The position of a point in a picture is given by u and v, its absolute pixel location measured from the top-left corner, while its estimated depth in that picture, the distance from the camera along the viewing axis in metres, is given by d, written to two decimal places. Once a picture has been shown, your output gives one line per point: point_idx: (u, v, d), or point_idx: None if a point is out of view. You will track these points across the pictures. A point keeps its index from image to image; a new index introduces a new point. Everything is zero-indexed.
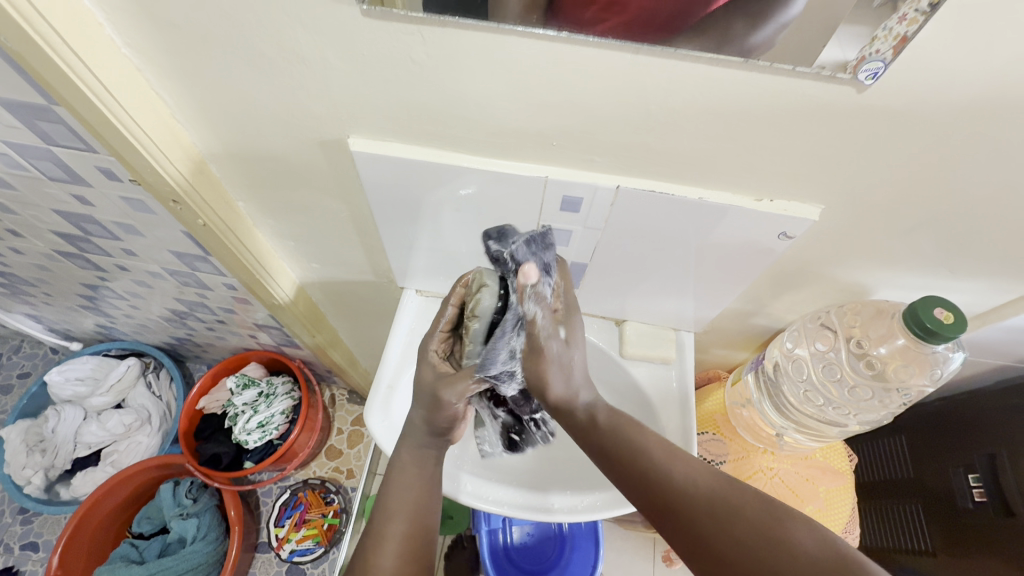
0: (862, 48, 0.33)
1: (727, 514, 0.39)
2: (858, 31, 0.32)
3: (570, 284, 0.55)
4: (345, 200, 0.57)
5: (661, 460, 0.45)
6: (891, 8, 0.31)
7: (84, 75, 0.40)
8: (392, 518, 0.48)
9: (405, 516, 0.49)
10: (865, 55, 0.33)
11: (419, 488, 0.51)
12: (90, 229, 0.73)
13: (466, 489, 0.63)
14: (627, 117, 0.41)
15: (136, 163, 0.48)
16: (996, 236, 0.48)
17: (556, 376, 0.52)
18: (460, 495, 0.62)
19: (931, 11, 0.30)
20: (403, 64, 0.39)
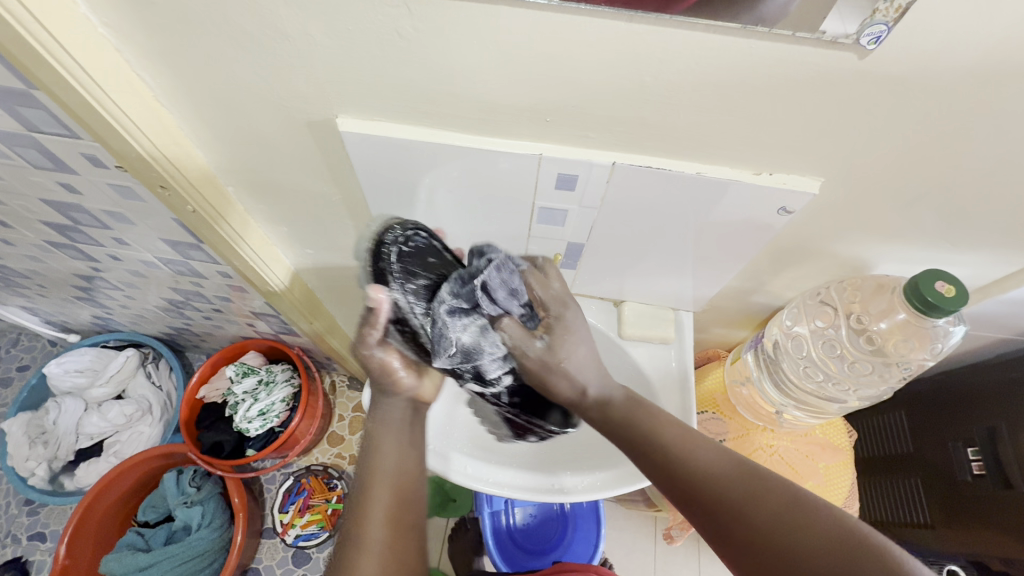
0: (862, 20, 0.32)
1: (749, 504, 0.39)
2: (858, 3, 0.31)
3: (553, 275, 0.54)
4: (337, 183, 0.56)
5: (674, 445, 0.45)
6: None
7: (59, 55, 0.39)
8: (380, 489, 0.45)
9: (393, 487, 0.45)
10: (865, 25, 0.32)
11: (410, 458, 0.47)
12: (79, 218, 0.72)
13: (458, 468, 0.64)
14: (622, 91, 0.40)
15: (119, 147, 0.47)
16: (999, 206, 0.47)
17: (558, 379, 0.52)
18: (450, 473, 0.63)
19: None
20: (389, 38, 0.38)
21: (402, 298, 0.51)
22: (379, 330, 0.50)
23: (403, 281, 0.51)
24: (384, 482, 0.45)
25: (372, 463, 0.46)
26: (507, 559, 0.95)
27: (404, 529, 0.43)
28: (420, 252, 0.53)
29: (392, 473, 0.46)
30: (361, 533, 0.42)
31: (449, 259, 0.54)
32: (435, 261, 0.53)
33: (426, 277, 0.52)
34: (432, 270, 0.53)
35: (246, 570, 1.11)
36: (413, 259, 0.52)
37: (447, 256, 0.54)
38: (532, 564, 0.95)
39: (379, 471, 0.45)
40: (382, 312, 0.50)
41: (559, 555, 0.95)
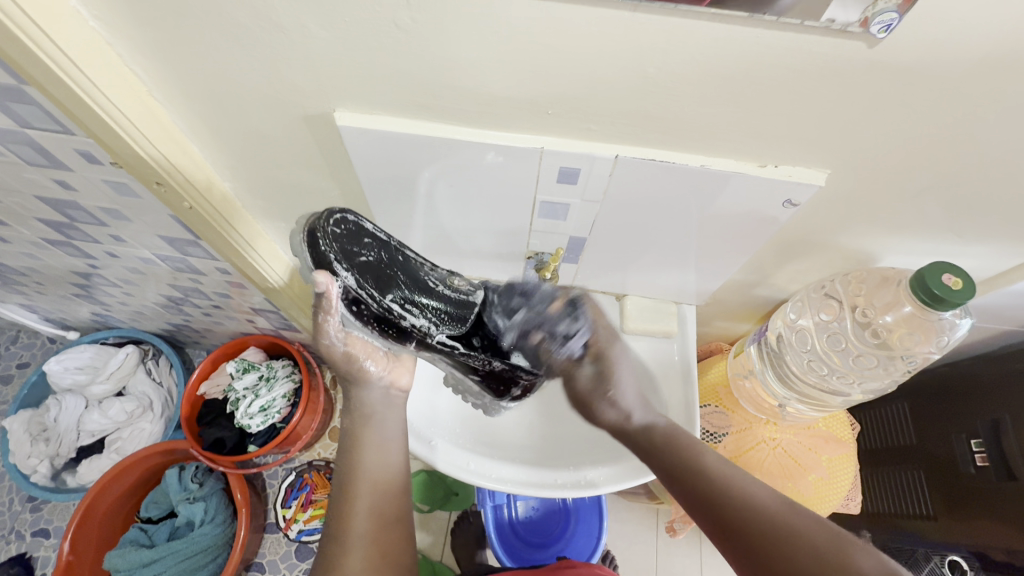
0: (865, 9, 0.31)
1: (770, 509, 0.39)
2: None
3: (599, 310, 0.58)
4: (335, 178, 0.55)
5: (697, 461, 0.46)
6: None
7: (48, 48, 0.38)
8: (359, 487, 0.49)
9: (367, 484, 0.49)
10: (870, 13, 0.31)
11: (382, 455, 0.51)
12: (75, 215, 0.71)
13: (451, 460, 0.64)
14: (626, 82, 0.39)
15: (111, 142, 0.46)
16: (1007, 198, 0.46)
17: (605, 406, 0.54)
18: (438, 463, 0.63)
19: None
20: (387, 29, 0.37)
21: (349, 278, 0.48)
22: (334, 316, 0.51)
23: (348, 263, 0.48)
24: (359, 479, 0.49)
25: (347, 465, 0.50)
26: (509, 552, 0.95)
27: (381, 519, 0.48)
28: (354, 233, 0.50)
29: (366, 470, 0.50)
30: (342, 529, 0.47)
31: (384, 240, 0.53)
32: (371, 240, 0.51)
33: (369, 255, 0.50)
34: (371, 248, 0.51)
35: (250, 564, 1.12)
36: (354, 240, 0.49)
37: (383, 235, 0.53)
38: (535, 556, 0.95)
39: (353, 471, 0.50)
40: (332, 296, 0.48)
41: (562, 547, 0.96)
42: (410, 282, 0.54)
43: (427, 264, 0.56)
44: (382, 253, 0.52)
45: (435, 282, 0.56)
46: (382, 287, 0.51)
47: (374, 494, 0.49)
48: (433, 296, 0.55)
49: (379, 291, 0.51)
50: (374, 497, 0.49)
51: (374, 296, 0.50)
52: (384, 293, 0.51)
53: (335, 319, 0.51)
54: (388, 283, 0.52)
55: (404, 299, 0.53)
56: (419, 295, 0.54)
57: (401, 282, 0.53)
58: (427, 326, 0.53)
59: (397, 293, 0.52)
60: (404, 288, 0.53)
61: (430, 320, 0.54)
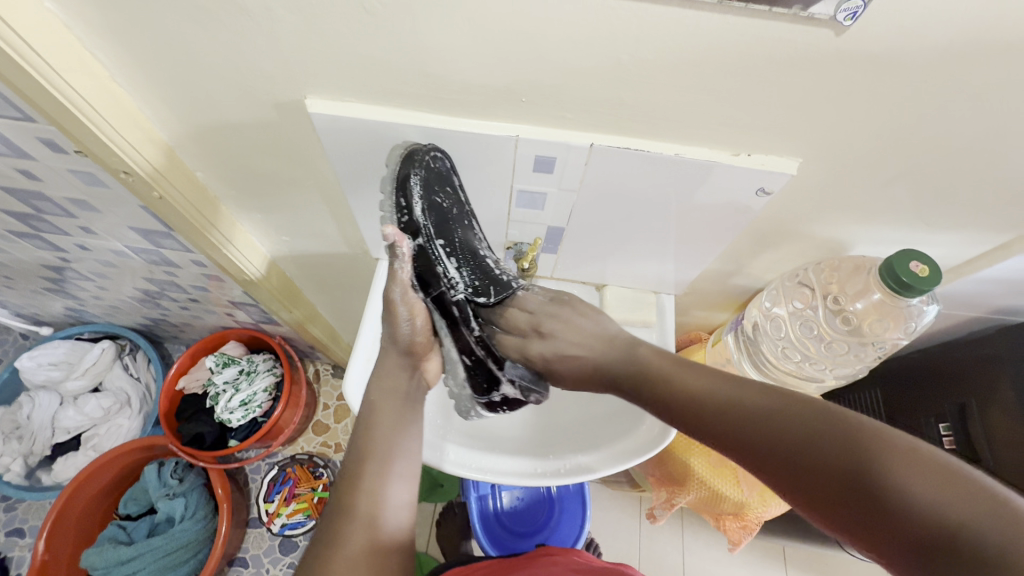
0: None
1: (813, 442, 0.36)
2: None
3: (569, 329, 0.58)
4: (310, 167, 0.54)
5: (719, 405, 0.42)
6: None
7: (9, 37, 0.37)
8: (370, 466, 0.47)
9: (380, 464, 0.47)
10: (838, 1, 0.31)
11: (397, 437, 0.50)
12: (42, 207, 0.69)
13: (452, 458, 0.62)
14: (600, 69, 0.39)
15: (77, 132, 0.45)
16: (970, 186, 0.48)
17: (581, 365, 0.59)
18: (444, 464, 0.61)
19: None
20: (355, 13, 0.36)
21: (416, 207, 0.52)
22: (406, 266, 0.54)
23: (421, 198, 0.52)
24: (374, 458, 0.48)
25: (368, 442, 0.49)
26: (494, 542, 0.95)
27: (389, 504, 0.46)
28: (439, 172, 0.49)
29: (380, 451, 0.48)
30: (352, 502, 0.45)
31: (461, 199, 0.53)
32: (453, 191, 0.52)
33: (443, 200, 0.52)
34: (450, 196, 0.52)
35: (233, 559, 1.11)
36: (439, 184, 0.51)
37: (463, 195, 0.53)
38: (518, 545, 0.96)
39: (368, 448, 0.48)
40: (404, 244, 0.52)
41: (545, 537, 0.96)
42: (463, 239, 0.56)
43: (483, 235, 0.58)
44: (455, 206, 0.54)
45: (485, 250, 0.58)
46: (439, 227, 0.54)
47: (385, 477, 0.47)
48: (477, 262, 0.57)
49: (435, 232, 0.54)
50: (385, 480, 0.47)
51: (428, 233, 0.54)
52: (439, 235, 0.55)
53: (408, 269, 0.54)
54: (445, 230, 0.55)
55: (452, 250, 0.55)
56: (463, 254, 0.56)
57: (456, 236, 0.55)
58: (455, 279, 0.56)
59: (448, 243, 0.55)
60: (456, 239, 0.55)
61: (462, 279, 0.57)
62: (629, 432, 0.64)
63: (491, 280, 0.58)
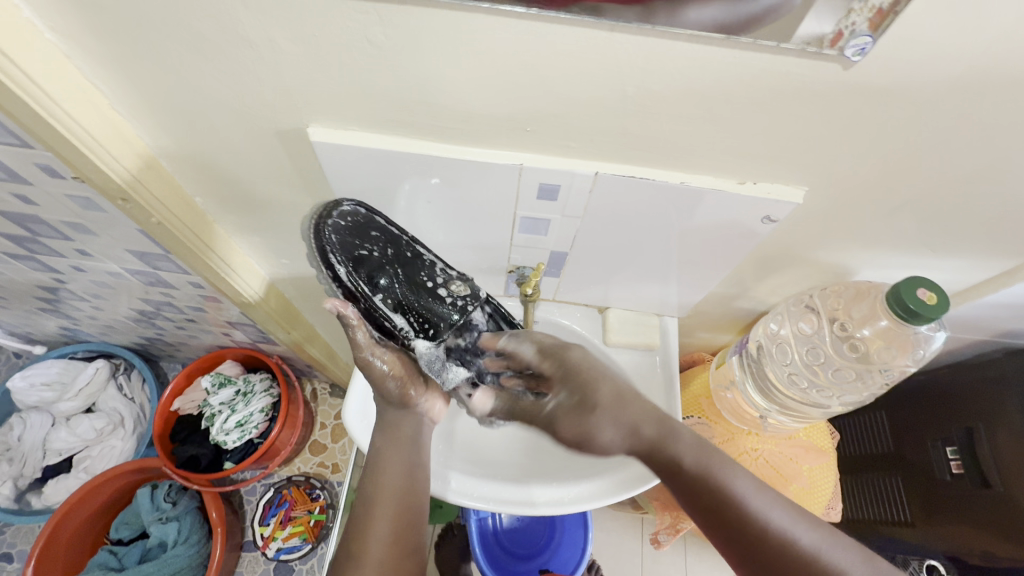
0: (839, 21, 0.31)
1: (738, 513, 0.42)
2: (835, 2, 0.30)
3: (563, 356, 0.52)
4: (310, 194, 0.54)
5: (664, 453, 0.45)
6: None
7: (7, 68, 0.36)
8: (381, 509, 0.46)
9: (391, 506, 0.46)
10: (844, 28, 0.31)
11: (409, 479, 0.49)
12: (38, 230, 0.68)
13: (455, 487, 0.62)
14: (606, 101, 0.39)
15: (75, 160, 0.45)
16: (977, 214, 0.47)
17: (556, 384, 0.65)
18: (448, 495, 0.61)
19: None
20: (359, 45, 0.36)
21: (341, 267, 0.50)
22: (359, 329, 0.49)
23: (344, 256, 0.50)
24: (382, 500, 0.46)
25: (375, 484, 0.48)
26: (494, 566, 0.93)
27: (401, 549, 0.45)
28: (362, 225, 0.52)
29: (391, 489, 0.48)
30: (359, 549, 0.44)
31: (396, 235, 0.53)
32: (379, 234, 0.52)
33: (370, 249, 0.52)
34: (378, 243, 0.52)
35: None
36: (363, 235, 0.51)
37: (394, 230, 0.53)
38: (518, 569, 0.94)
39: (376, 490, 0.47)
40: (348, 309, 0.48)
41: (546, 559, 0.94)
42: (406, 281, 0.53)
43: (439, 264, 0.55)
44: (387, 250, 0.53)
45: (434, 280, 0.54)
46: (371, 280, 0.51)
47: (396, 520, 0.46)
48: (428, 300, 0.53)
49: (371, 285, 0.51)
50: (396, 523, 0.46)
51: (365, 291, 0.50)
52: (374, 290, 0.51)
53: (364, 330, 0.50)
54: (384, 280, 0.52)
55: (393, 300, 0.52)
56: (407, 298, 0.53)
57: (397, 279, 0.53)
58: (407, 328, 0.53)
59: (387, 294, 0.52)
60: (397, 286, 0.53)
61: (412, 324, 0.53)
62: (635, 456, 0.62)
63: (443, 318, 0.54)
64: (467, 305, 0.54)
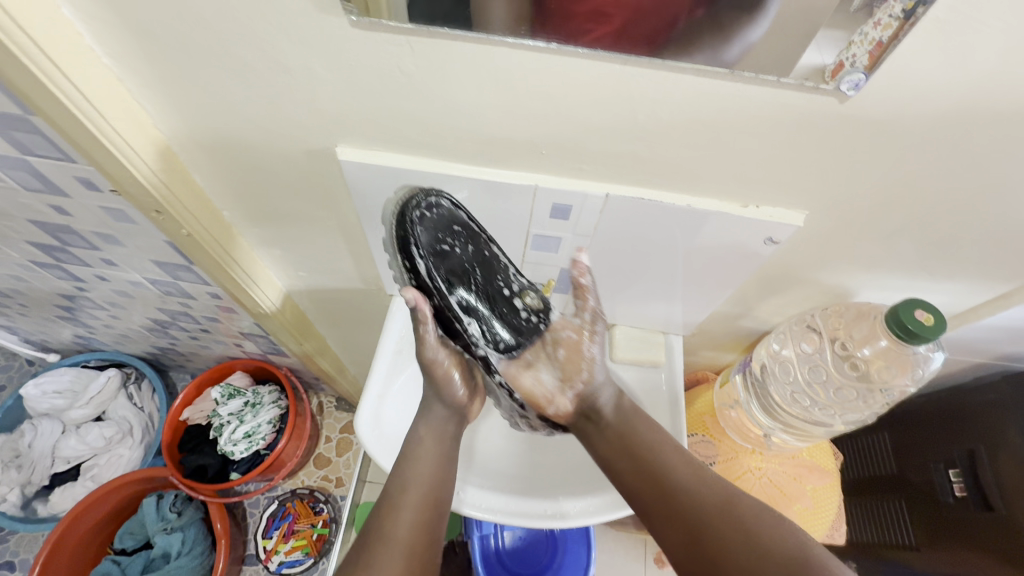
0: (840, 52, 0.34)
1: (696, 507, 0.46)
2: (836, 35, 0.33)
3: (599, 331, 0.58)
4: (333, 210, 0.56)
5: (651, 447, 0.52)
6: (868, 13, 0.31)
7: (66, 89, 0.39)
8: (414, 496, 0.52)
9: (421, 495, 0.52)
10: (844, 59, 0.34)
11: (440, 472, 0.55)
12: (68, 239, 0.71)
13: (471, 501, 0.63)
14: (618, 127, 0.41)
15: (116, 174, 0.47)
16: (970, 239, 0.49)
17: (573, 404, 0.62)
18: (463, 508, 0.62)
19: (905, 16, 0.31)
20: (390, 74, 0.39)
21: (421, 266, 0.52)
22: (429, 326, 0.55)
23: (428, 252, 0.51)
24: (416, 488, 0.52)
25: (409, 470, 0.54)
26: None
27: (426, 535, 0.50)
28: (446, 219, 0.50)
29: (424, 484, 0.53)
30: (388, 529, 0.49)
31: (476, 230, 0.53)
32: (461, 229, 0.52)
33: (453, 246, 0.52)
34: (461, 240, 0.52)
35: None
36: (448, 231, 0.51)
37: (476, 224, 0.53)
38: None
39: (411, 479, 0.53)
40: (423, 307, 0.53)
41: None
42: (483, 285, 0.55)
43: (511, 268, 0.56)
44: (470, 246, 0.53)
45: (510, 288, 0.55)
46: (452, 282, 0.53)
47: (425, 510, 0.51)
48: (502, 309, 0.56)
49: (448, 285, 0.53)
50: (425, 512, 0.51)
51: (441, 289, 0.52)
52: (451, 292, 0.53)
53: (431, 330, 0.56)
54: (462, 280, 0.54)
55: (469, 306, 0.54)
56: (481, 306, 0.55)
57: (475, 281, 0.54)
58: (477, 336, 0.55)
59: (465, 295, 0.54)
60: (473, 291, 0.54)
61: (480, 333, 0.55)
62: None
63: (515, 331, 0.56)
64: (537, 321, 0.57)
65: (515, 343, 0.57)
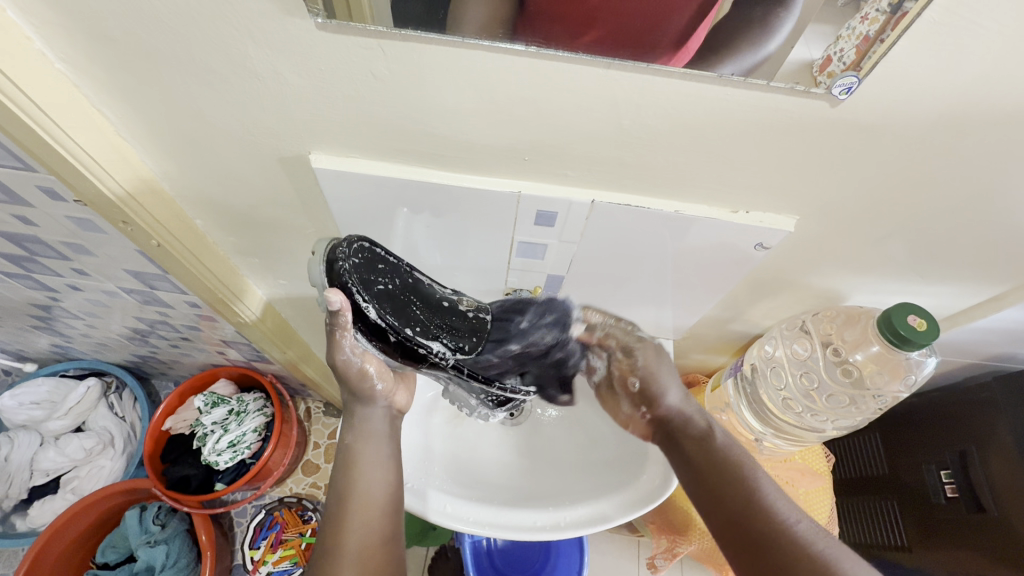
0: (828, 46, 0.32)
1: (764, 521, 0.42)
2: (824, 30, 0.32)
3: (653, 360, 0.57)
4: (312, 218, 0.54)
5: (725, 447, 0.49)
6: (856, 8, 0.30)
7: (15, 95, 0.37)
8: (353, 505, 0.50)
9: (363, 504, 0.50)
10: (832, 53, 0.32)
11: (381, 475, 0.53)
12: (36, 249, 0.68)
13: (438, 506, 0.60)
14: (604, 133, 0.40)
15: (75, 182, 0.44)
16: (964, 242, 0.48)
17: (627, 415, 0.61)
18: (429, 514, 0.59)
19: (892, 10, 0.30)
20: (363, 78, 0.37)
21: (369, 309, 0.46)
22: (346, 331, 0.49)
23: (361, 285, 0.45)
24: (355, 498, 0.50)
25: (346, 479, 0.51)
26: None
27: (377, 538, 0.49)
28: (370, 261, 0.47)
29: (363, 490, 0.51)
30: (338, 543, 0.48)
31: (396, 263, 0.50)
32: (386, 267, 0.48)
33: (386, 283, 0.48)
34: (388, 274, 0.48)
35: None
36: (375, 270, 0.47)
37: (393, 258, 0.50)
38: None
39: (351, 488, 0.51)
40: (347, 312, 0.46)
41: None
42: (426, 306, 0.50)
43: (436, 285, 0.53)
44: (397, 278, 0.49)
45: (447, 300, 0.52)
46: (402, 316, 0.48)
47: (371, 515, 0.50)
48: (452, 317, 0.52)
49: (381, 307, 0.47)
50: (371, 517, 0.50)
51: (371, 307, 0.46)
52: (403, 322, 0.48)
53: (351, 334, 0.49)
54: (402, 306, 0.48)
55: (423, 326, 0.49)
56: (436, 323, 0.50)
57: (416, 306, 0.50)
58: (415, 339, 0.49)
59: (418, 323, 0.49)
60: (421, 316, 0.50)
61: (415, 333, 0.49)
62: (633, 480, 0.62)
63: (478, 330, 0.52)
64: (480, 317, 0.53)
65: (475, 342, 0.52)
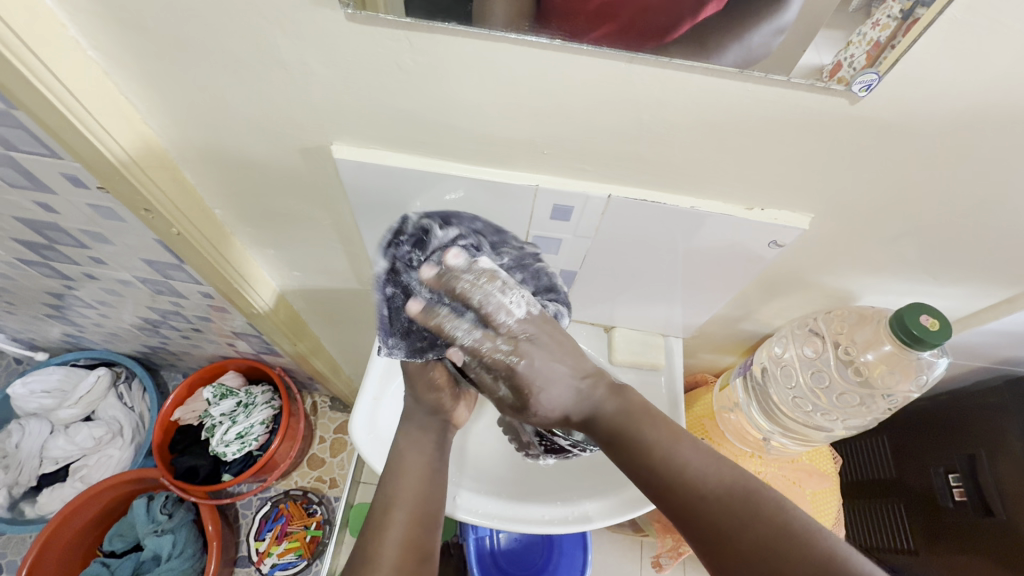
0: (838, 53, 0.33)
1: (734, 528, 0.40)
2: (835, 35, 0.32)
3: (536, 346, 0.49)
4: (329, 209, 0.55)
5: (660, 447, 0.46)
6: (866, 13, 0.31)
7: (47, 81, 0.38)
8: (398, 514, 0.49)
9: (407, 513, 0.49)
10: (842, 59, 0.33)
11: (423, 489, 0.52)
12: (55, 237, 0.69)
13: (464, 505, 0.62)
14: (622, 127, 0.40)
15: (100, 169, 0.45)
16: (977, 243, 0.49)
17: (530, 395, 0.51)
18: (456, 512, 0.61)
19: (903, 16, 0.30)
20: (388, 70, 0.38)
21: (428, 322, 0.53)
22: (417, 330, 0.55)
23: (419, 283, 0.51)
24: (400, 506, 0.49)
25: (393, 488, 0.51)
26: None
27: (415, 551, 0.47)
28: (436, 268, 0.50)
29: (407, 498, 0.50)
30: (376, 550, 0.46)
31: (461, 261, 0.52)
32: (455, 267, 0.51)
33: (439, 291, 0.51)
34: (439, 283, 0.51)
35: None
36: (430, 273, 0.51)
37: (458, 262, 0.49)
38: None
39: (396, 496, 0.50)
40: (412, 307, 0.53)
41: None
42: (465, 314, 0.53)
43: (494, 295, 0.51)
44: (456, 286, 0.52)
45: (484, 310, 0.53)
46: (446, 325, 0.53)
47: (411, 525, 0.49)
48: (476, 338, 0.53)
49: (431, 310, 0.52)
50: (411, 528, 0.48)
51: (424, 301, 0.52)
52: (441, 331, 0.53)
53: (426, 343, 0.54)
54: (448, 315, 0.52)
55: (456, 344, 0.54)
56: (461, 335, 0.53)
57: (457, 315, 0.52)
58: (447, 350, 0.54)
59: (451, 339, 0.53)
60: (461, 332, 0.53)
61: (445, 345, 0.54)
62: None
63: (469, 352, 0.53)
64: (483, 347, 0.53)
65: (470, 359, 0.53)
